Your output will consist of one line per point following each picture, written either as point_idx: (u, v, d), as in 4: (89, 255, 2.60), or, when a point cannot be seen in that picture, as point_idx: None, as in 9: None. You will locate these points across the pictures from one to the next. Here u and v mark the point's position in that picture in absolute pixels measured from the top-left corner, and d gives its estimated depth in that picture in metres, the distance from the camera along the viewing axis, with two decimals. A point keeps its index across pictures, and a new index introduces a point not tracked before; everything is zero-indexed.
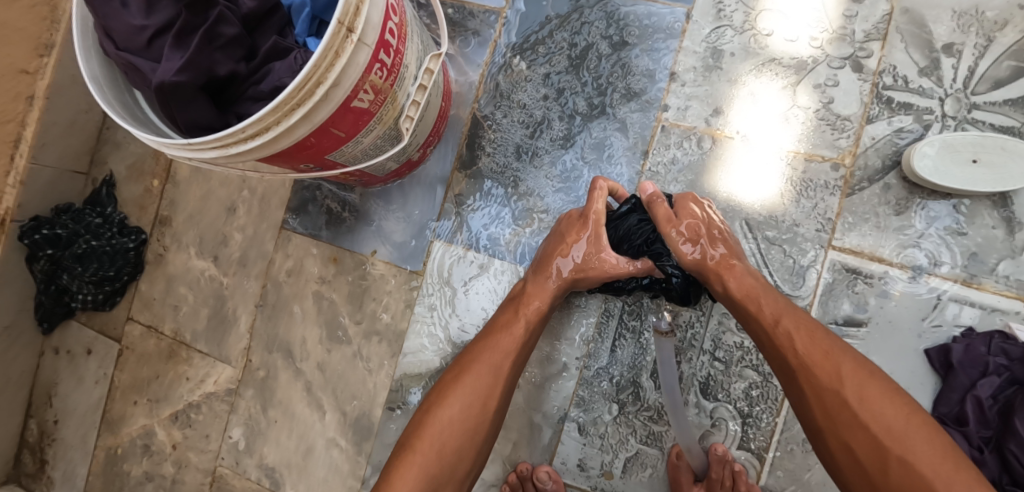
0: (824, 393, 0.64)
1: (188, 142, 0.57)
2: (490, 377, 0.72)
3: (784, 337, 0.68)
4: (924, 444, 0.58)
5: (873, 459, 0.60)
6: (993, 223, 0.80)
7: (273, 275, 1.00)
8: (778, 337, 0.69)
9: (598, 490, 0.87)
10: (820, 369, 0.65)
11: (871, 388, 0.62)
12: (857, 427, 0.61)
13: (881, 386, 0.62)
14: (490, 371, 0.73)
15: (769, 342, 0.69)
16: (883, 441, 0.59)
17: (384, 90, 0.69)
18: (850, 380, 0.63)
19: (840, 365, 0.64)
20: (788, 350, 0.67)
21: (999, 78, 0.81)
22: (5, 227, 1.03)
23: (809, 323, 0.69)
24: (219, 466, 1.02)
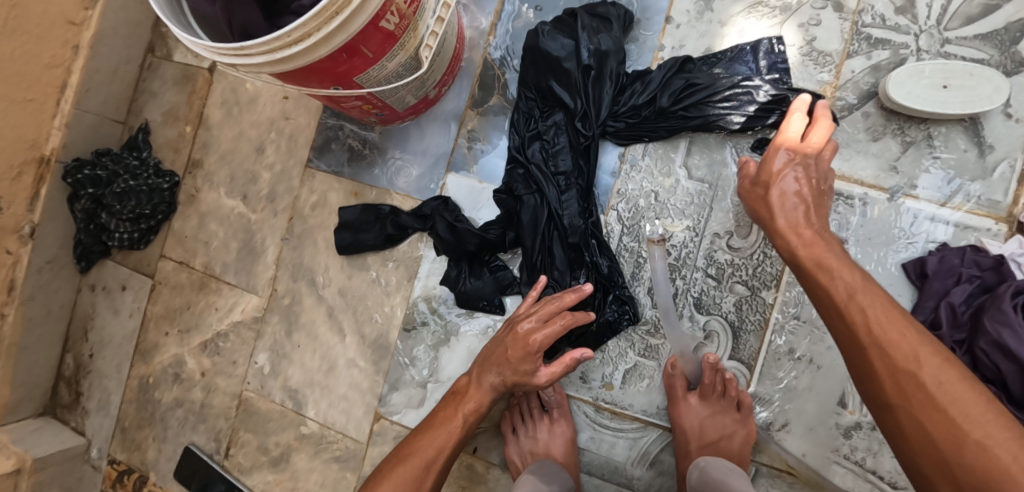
0: (899, 374, 0.61)
1: (240, 45, 0.66)
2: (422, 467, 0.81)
3: (855, 310, 0.66)
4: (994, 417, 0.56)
5: (945, 435, 0.57)
6: (965, 147, 0.86)
7: (299, 209, 1.08)
8: (851, 310, 0.66)
9: (599, 400, 0.94)
10: (896, 351, 0.62)
11: (901, 333, 0.63)
12: (929, 407, 0.59)
13: (914, 335, 0.62)
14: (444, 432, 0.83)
15: (835, 310, 0.68)
16: (956, 420, 0.57)
17: (408, 16, 0.76)
18: (929, 361, 0.60)
19: (907, 337, 0.62)
20: (862, 327, 0.65)
21: (971, 15, 0.87)
22: (51, 166, 1.11)
23: (887, 305, 0.65)
24: (246, 389, 1.10)
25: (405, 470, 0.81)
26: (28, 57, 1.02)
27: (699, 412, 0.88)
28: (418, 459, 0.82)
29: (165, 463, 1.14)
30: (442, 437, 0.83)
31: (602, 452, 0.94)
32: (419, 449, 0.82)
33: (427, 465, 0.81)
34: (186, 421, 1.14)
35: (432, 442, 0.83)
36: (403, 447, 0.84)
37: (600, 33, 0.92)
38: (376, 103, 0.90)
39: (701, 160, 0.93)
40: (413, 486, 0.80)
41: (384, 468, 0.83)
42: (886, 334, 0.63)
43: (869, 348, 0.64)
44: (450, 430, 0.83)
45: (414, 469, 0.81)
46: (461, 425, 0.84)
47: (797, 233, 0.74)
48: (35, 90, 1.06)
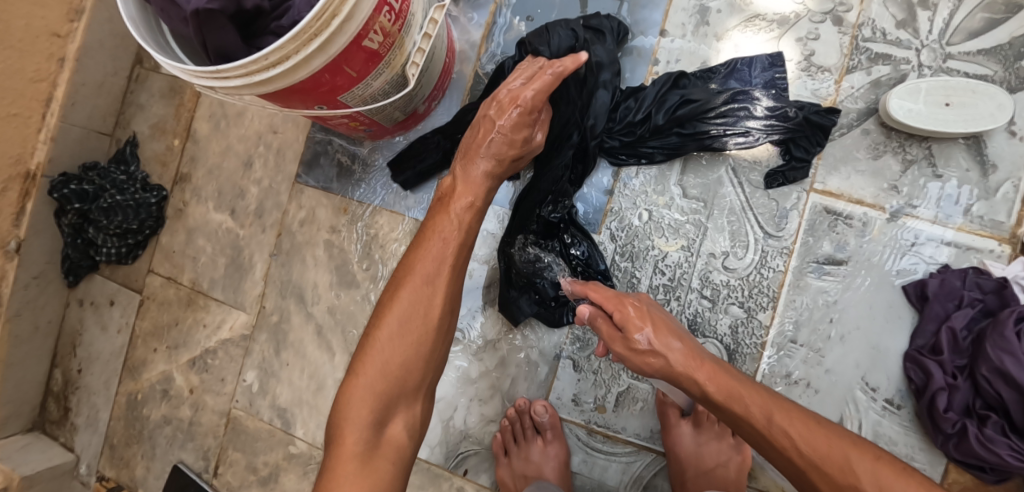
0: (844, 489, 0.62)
1: (216, 68, 0.64)
2: (418, 323, 0.75)
3: (782, 436, 0.66)
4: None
5: None
6: (967, 166, 0.84)
7: (287, 225, 1.07)
8: (775, 435, 0.67)
9: (592, 424, 0.92)
10: (830, 463, 0.63)
11: (824, 442, 0.65)
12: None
13: (834, 439, 0.64)
14: (427, 283, 0.76)
15: (768, 442, 0.67)
16: None
17: (392, 34, 0.74)
18: (862, 465, 0.62)
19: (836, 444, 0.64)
20: (792, 449, 0.66)
21: (974, 29, 0.85)
22: (37, 181, 1.09)
23: (796, 412, 0.67)
24: (234, 407, 1.09)
25: (399, 314, 0.75)
26: (11, 71, 1.00)
27: (694, 439, 0.87)
28: (405, 303, 0.75)
29: (153, 481, 1.13)
30: (430, 263, 0.77)
31: (595, 476, 0.92)
32: (400, 308, 0.75)
33: (424, 314, 0.75)
34: (175, 438, 1.12)
35: (409, 312, 0.75)
36: (387, 289, 0.78)
37: (593, 46, 0.88)
38: (362, 120, 0.88)
39: (696, 179, 0.91)
40: (416, 333, 0.75)
41: (372, 323, 0.76)
42: (800, 439, 0.65)
43: (808, 469, 0.65)
44: (437, 250, 0.78)
45: (415, 304, 0.75)
46: (463, 223, 0.79)
47: (690, 373, 0.71)
48: (19, 105, 1.04)
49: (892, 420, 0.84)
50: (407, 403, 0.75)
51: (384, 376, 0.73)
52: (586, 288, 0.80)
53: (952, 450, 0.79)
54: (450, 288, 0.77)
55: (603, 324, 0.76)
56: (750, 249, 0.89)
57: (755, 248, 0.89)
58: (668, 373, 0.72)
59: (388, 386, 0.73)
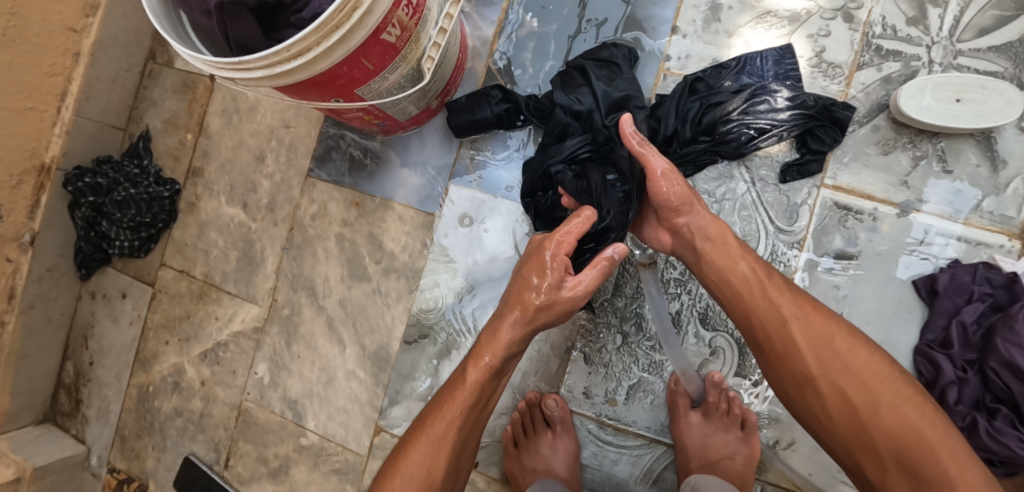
0: (819, 350, 0.68)
1: (238, 59, 0.65)
2: (432, 448, 0.73)
3: (765, 292, 0.72)
4: (930, 418, 0.62)
5: (861, 395, 0.65)
6: (977, 162, 0.85)
7: (298, 219, 1.08)
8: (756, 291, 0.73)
9: (602, 416, 0.93)
10: (814, 327, 0.69)
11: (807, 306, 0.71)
12: (850, 376, 0.66)
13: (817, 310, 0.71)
14: (433, 444, 0.73)
15: (743, 297, 0.73)
16: (872, 385, 0.65)
17: (409, 28, 0.75)
18: (840, 339, 0.68)
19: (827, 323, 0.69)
20: (768, 300, 0.72)
21: (984, 26, 0.86)
22: (52, 174, 1.10)
23: (780, 282, 0.74)
24: (245, 399, 1.10)
25: (410, 468, 0.73)
26: (27, 66, 1.01)
27: (703, 430, 0.87)
28: (428, 443, 0.74)
29: (164, 473, 1.13)
30: (438, 431, 0.74)
31: (604, 469, 0.92)
32: (420, 449, 0.74)
33: (429, 466, 0.73)
34: (186, 430, 1.13)
35: (422, 457, 0.73)
36: (411, 429, 0.77)
37: (614, 81, 0.90)
38: (377, 114, 0.89)
39: (708, 175, 0.92)
40: (428, 483, 0.72)
41: (390, 463, 0.75)
42: (851, 360, 0.66)
43: (790, 322, 0.70)
44: (455, 413, 0.74)
45: (427, 448, 0.73)
46: (474, 387, 0.75)
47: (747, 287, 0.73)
48: (35, 98, 1.05)
49: None
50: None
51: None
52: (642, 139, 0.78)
53: None
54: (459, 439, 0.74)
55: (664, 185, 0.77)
56: (762, 243, 0.89)
57: (766, 243, 0.89)
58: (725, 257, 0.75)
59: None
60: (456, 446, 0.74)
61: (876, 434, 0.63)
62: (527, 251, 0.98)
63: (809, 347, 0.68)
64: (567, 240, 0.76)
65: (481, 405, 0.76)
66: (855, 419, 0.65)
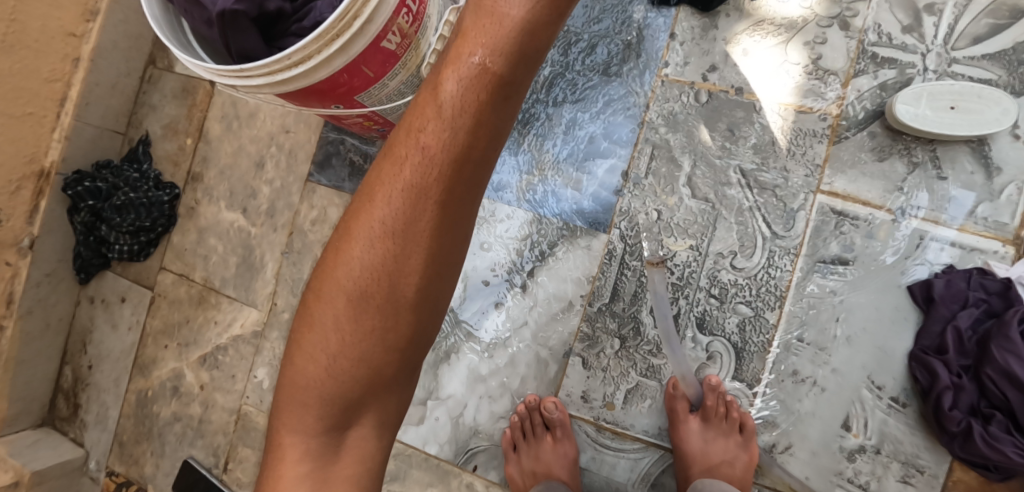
0: None
1: (239, 67, 0.65)
2: (335, 338, 0.57)
3: None
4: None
5: None
6: (971, 169, 0.85)
7: (298, 224, 1.08)
8: None
9: (600, 420, 0.93)
10: None
11: None
12: None
13: None
14: (352, 300, 0.56)
15: None
16: None
17: (409, 36, 0.75)
18: None
19: None
20: None
21: (979, 35, 0.87)
22: (51, 179, 1.10)
23: None
24: (245, 404, 1.10)
25: (340, 304, 0.56)
26: (27, 71, 1.02)
27: (702, 435, 0.88)
28: (327, 318, 0.57)
29: (163, 478, 1.13)
30: (368, 246, 0.54)
31: (603, 473, 0.93)
32: (323, 303, 0.57)
33: (373, 301, 0.55)
34: (185, 435, 1.13)
35: (335, 322, 0.57)
36: (313, 286, 0.59)
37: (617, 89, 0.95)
38: (377, 119, 0.90)
39: (705, 180, 0.92)
40: (361, 328, 0.56)
41: (297, 330, 0.60)
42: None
43: None
44: (362, 234, 0.54)
45: (333, 306, 0.57)
46: (408, 179, 0.51)
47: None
48: (35, 104, 1.05)
49: (897, 419, 0.85)
50: (381, 398, 0.62)
51: (325, 399, 0.58)
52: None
53: (957, 449, 0.80)
54: (434, 219, 0.52)
55: None
56: (758, 248, 0.90)
57: (762, 248, 0.90)
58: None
59: (324, 393, 0.58)
60: (433, 265, 0.55)
61: None
62: (526, 256, 0.97)
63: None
64: (486, 30, 0.48)
65: (401, 242, 0.53)
66: None
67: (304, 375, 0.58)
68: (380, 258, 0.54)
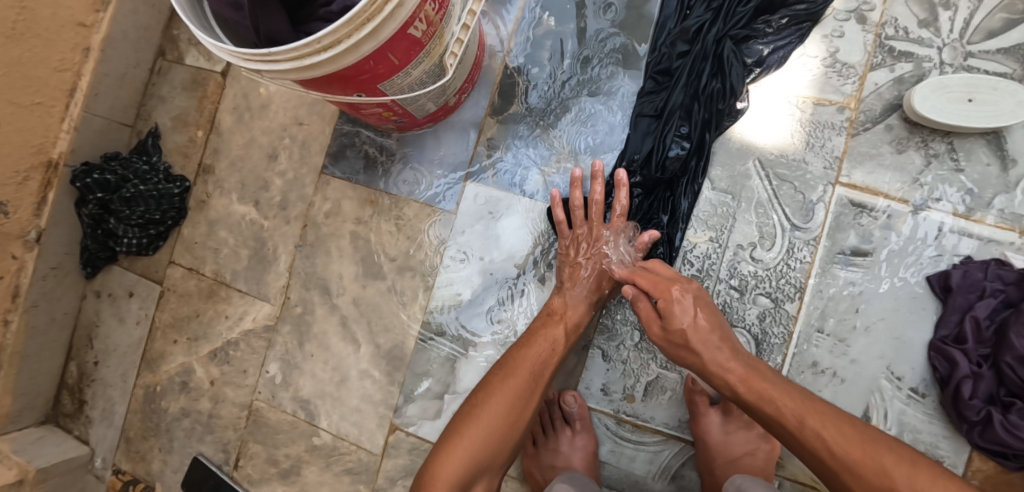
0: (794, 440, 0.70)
1: (267, 51, 0.64)
2: (498, 425, 0.79)
3: (814, 439, 0.68)
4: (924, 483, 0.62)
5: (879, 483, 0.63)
6: (988, 161, 0.86)
7: (312, 217, 1.07)
8: (810, 439, 0.68)
9: (620, 413, 0.93)
10: (805, 435, 0.69)
11: (826, 428, 0.68)
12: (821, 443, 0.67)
13: (838, 425, 0.68)
14: (515, 394, 0.81)
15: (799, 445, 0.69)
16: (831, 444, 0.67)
17: (435, 23, 0.75)
18: (811, 420, 0.69)
19: (804, 428, 0.69)
20: (825, 452, 0.67)
21: (994, 29, 0.88)
22: (58, 171, 1.08)
23: (801, 393, 0.72)
24: (256, 399, 1.08)
25: (475, 434, 0.78)
26: (36, 60, 1.00)
27: (723, 427, 0.87)
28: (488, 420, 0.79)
29: (170, 475, 1.12)
30: (501, 404, 0.80)
31: (623, 466, 0.92)
32: (477, 424, 0.79)
33: (499, 436, 0.79)
34: (194, 431, 1.11)
35: (501, 409, 0.80)
36: (474, 398, 0.82)
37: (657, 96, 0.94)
38: (396, 110, 0.89)
39: (724, 172, 0.93)
40: (489, 449, 0.78)
41: (447, 438, 0.79)
42: (832, 438, 0.67)
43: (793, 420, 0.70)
44: (517, 384, 0.82)
45: (482, 428, 0.79)
46: (557, 342, 0.86)
47: (724, 374, 0.75)
48: (44, 94, 1.04)
49: (916, 409, 0.86)
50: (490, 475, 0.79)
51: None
52: (634, 274, 0.84)
53: (977, 437, 0.81)
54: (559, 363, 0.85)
55: (643, 306, 0.81)
56: (778, 240, 0.90)
57: (782, 240, 0.90)
58: (716, 358, 0.76)
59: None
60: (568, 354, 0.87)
61: None
62: (544, 248, 0.98)
63: (808, 432, 0.69)
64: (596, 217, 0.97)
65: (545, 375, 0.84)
66: None
67: (461, 448, 0.77)
68: (528, 378, 0.83)
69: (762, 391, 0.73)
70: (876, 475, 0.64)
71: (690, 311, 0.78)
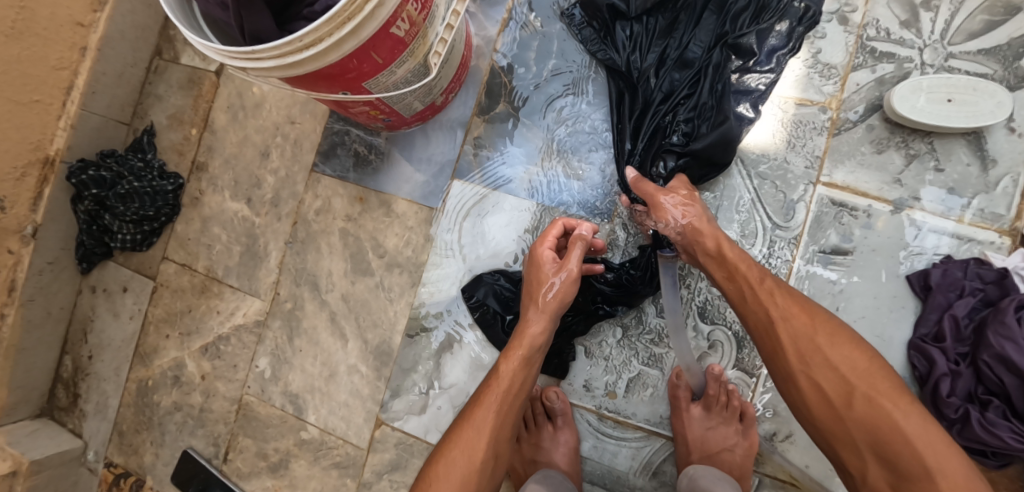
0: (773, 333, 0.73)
1: (251, 49, 0.65)
2: (471, 456, 0.75)
3: (804, 333, 0.71)
4: (905, 407, 0.65)
5: (841, 392, 0.68)
6: (968, 161, 0.87)
7: (303, 214, 1.09)
8: (794, 336, 0.72)
9: (602, 409, 0.94)
10: (792, 327, 0.72)
11: (816, 329, 0.71)
12: (805, 341, 0.71)
13: (830, 331, 0.71)
14: (489, 410, 0.78)
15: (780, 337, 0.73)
16: (816, 340, 0.71)
17: (418, 23, 0.76)
18: (795, 318, 0.73)
19: (793, 320, 0.73)
20: (808, 348, 0.71)
21: (974, 30, 0.88)
22: (55, 167, 1.10)
23: (785, 290, 0.76)
24: (246, 394, 1.10)
25: (485, 409, 0.79)
26: (34, 58, 1.02)
27: (703, 423, 0.88)
28: (494, 398, 0.79)
29: (162, 468, 1.13)
30: (466, 438, 0.77)
31: (605, 462, 0.93)
32: (488, 396, 0.80)
33: (503, 409, 0.79)
34: (185, 425, 1.13)
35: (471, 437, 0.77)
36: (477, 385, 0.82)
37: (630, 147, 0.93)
38: (384, 109, 0.90)
39: None
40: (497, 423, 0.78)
41: (449, 433, 0.79)
42: (832, 355, 0.69)
43: (777, 321, 0.73)
44: (520, 358, 0.82)
45: (493, 404, 0.79)
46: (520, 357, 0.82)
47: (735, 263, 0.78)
48: (42, 92, 1.06)
49: None
50: None
51: (470, 467, 0.75)
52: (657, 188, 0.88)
53: (956, 436, 0.80)
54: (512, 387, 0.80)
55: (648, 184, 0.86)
56: (759, 239, 0.91)
57: (763, 239, 0.91)
58: (726, 268, 0.79)
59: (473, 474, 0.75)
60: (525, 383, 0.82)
61: (851, 417, 0.66)
62: (529, 245, 0.99)
63: (792, 331, 0.72)
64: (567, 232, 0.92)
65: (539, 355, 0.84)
66: (836, 414, 0.68)
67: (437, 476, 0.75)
68: (489, 410, 0.78)
69: (751, 287, 0.77)
70: (858, 383, 0.67)
71: (680, 210, 0.83)
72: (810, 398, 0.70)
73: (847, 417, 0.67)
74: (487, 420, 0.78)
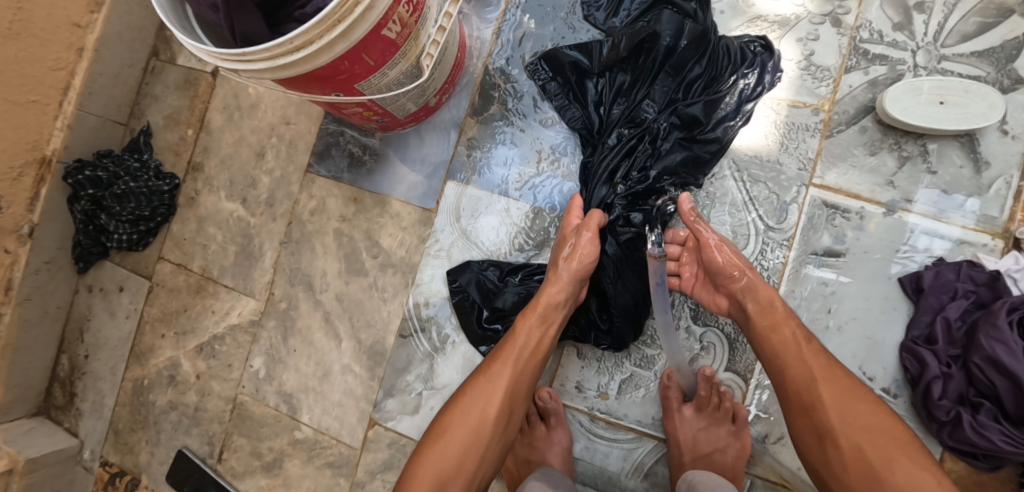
0: (811, 389, 0.72)
1: (242, 50, 0.66)
2: (468, 432, 0.76)
3: (846, 394, 0.71)
4: (949, 489, 0.64)
5: (880, 458, 0.66)
6: (961, 163, 0.87)
7: (297, 215, 1.09)
8: (834, 399, 0.70)
9: (594, 410, 0.94)
10: (834, 388, 0.71)
11: (855, 390, 0.71)
12: (846, 402, 0.70)
13: (865, 395, 0.71)
14: (490, 379, 0.79)
15: (822, 395, 0.71)
16: (857, 401, 0.70)
17: (409, 25, 0.77)
18: (838, 380, 0.72)
19: (834, 378, 0.72)
20: (852, 412, 0.69)
21: (967, 33, 0.88)
22: (52, 167, 1.11)
23: (819, 350, 0.75)
24: (240, 393, 1.10)
25: (469, 401, 0.78)
26: (31, 59, 1.03)
27: (695, 424, 0.88)
28: (482, 389, 0.78)
29: (157, 467, 1.14)
30: (459, 412, 0.77)
31: (596, 462, 0.94)
32: (476, 388, 0.79)
33: (488, 404, 0.77)
34: (180, 424, 1.13)
35: (466, 412, 0.77)
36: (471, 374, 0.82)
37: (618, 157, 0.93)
38: (377, 110, 0.91)
39: None
40: (478, 420, 0.76)
41: (447, 403, 0.80)
42: (873, 420, 0.68)
43: (817, 379, 0.72)
44: (515, 352, 0.80)
45: (480, 395, 0.78)
46: (526, 336, 0.81)
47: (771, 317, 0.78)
48: (39, 92, 1.06)
49: None
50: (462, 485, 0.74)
51: (446, 459, 0.75)
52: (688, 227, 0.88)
53: (946, 438, 0.81)
54: (514, 372, 0.79)
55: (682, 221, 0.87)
56: (751, 240, 0.91)
57: (755, 240, 0.91)
58: (769, 322, 0.78)
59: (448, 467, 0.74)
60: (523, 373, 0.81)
61: (889, 482, 0.65)
62: (522, 247, 1.00)
63: (833, 392, 0.71)
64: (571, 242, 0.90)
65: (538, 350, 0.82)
66: (870, 476, 0.66)
67: (427, 459, 0.75)
68: (485, 388, 0.78)
69: (786, 341, 0.76)
70: (896, 450, 0.66)
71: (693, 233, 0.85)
72: (846, 459, 0.68)
73: (881, 485, 0.65)
74: (482, 396, 0.78)
